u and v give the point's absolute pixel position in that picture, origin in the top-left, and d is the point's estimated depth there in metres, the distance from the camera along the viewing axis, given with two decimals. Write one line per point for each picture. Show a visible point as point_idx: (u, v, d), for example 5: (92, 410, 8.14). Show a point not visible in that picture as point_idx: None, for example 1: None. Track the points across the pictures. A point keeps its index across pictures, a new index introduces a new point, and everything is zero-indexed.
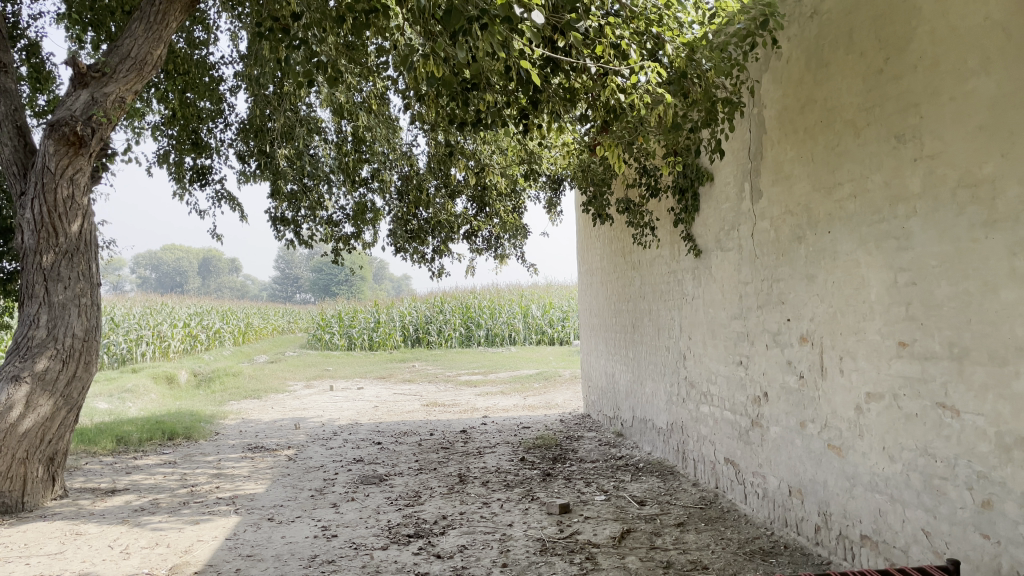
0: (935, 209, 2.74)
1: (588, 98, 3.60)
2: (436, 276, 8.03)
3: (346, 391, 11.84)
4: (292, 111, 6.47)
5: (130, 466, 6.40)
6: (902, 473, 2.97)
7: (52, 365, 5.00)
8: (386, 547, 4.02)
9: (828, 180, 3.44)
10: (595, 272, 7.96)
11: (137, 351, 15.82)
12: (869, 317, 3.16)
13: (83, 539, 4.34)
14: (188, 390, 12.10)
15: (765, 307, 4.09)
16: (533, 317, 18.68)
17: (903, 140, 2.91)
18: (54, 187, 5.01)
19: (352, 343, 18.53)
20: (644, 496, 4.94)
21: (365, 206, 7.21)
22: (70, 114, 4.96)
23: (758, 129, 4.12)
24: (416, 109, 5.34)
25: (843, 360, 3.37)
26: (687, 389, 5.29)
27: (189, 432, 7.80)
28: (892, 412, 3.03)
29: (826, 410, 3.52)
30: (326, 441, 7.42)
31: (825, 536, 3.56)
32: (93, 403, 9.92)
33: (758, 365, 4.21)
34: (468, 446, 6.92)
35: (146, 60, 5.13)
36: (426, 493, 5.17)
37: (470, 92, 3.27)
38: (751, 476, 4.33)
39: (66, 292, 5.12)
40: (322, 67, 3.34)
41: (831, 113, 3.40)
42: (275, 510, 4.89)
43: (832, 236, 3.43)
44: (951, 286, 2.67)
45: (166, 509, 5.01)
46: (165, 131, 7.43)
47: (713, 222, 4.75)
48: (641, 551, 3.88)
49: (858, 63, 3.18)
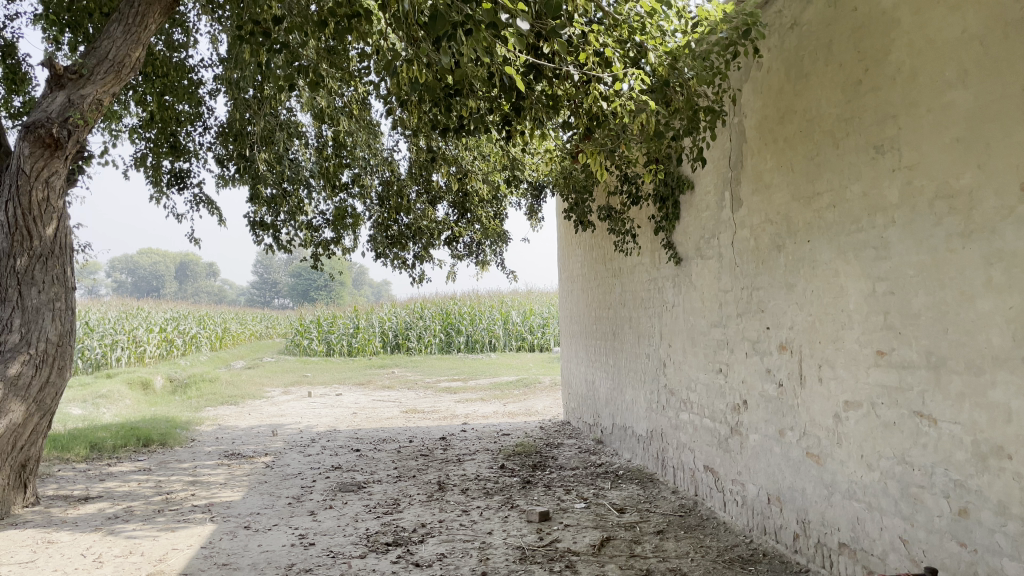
0: (913, 220, 2.77)
1: (571, 106, 3.61)
2: (417, 282, 8.00)
3: (325, 397, 11.77)
4: (272, 115, 6.43)
5: (104, 473, 6.31)
6: (880, 481, 2.99)
7: (25, 371, 4.91)
8: (364, 556, 3.99)
9: (807, 189, 3.47)
10: (575, 278, 7.98)
11: (112, 356, 15.61)
12: (848, 325, 3.18)
13: (55, 548, 4.26)
14: (164, 395, 11.96)
15: (745, 315, 4.11)
16: (513, 323, 18.74)
17: (882, 151, 2.93)
18: (29, 190, 4.93)
19: (331, 348, 18.43)
20: (623, 504, 4.94)
21: (346, 211, 7.18)
22: (45, 116, 4.90)
23: (738, 138, 4.14)
24: (398, 116, 5.33)
25: (822, 368, 3.38)
26: (667, 397, 5.30)
27: (164, 438, 7.70)
28: (870, 420, 3.05)
29: (805, 418, 3.54)
30: (304, 448, 7.36)
31: (803, 544, 3.57)
32: (67, 408, 9.78)
33: (737, 373, 4.23)
34: (448, 453, 6.89)
35: (124, 62, 5.08)
36: (405, 501, 5.14)
37: (452, 99, 3.27)
38: (730, 484, 4.35)
39: (40, 296, 5.05)
40: (303, 72, 3.32)
41: (810, 123, 3.43)
42: (252, 517, 4.83)
43: (811, 245, 3.45)
44: (928, 296, 2.69)
45: (140, 517, 4.94)
46: (142, 134, 7.36)
47: (693, 230, 4.78)
48: (620, 559, 3.88)
49: (837, 74, 3.21)
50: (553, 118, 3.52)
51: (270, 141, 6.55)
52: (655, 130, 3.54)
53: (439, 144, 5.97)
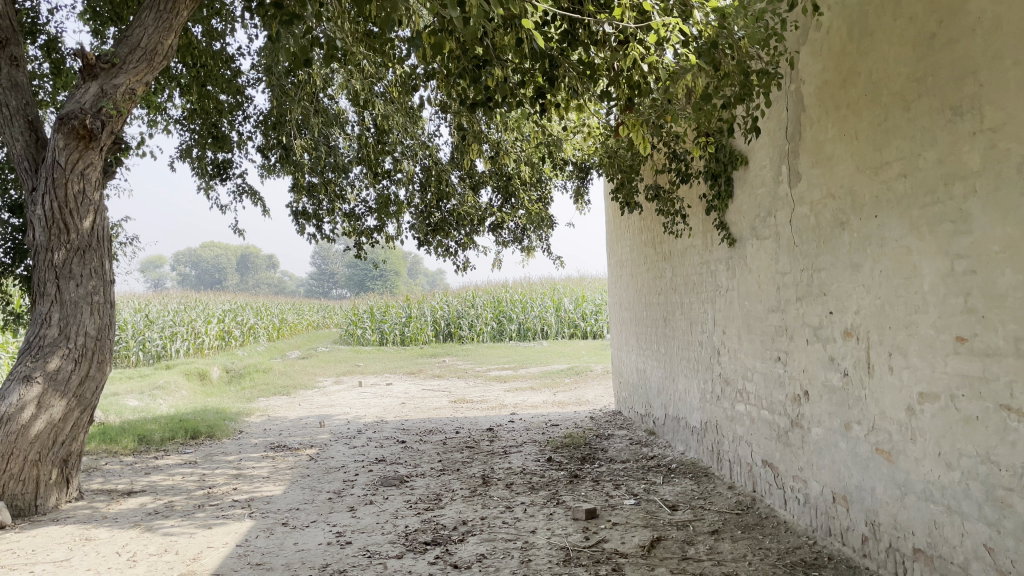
0: (998, 188, 2.44)
1: (610, 75, 3.30)
2: (462, 270, 7.82)
3: (374, 387, 11.70)
4: (309, 100, 6.29)
5: (149, 466, 6.27)
6: (961, 482, 2.68)
7: (64, 365, 4.87)
8: (401, 556, 3.80)
9: (874, 159, 3.14)
10: (624, 263, 7.67)
11: (172, 347, 15.84)
12: (922, 309, 2.86)
13: (92, 545, 4.19)
14: (220, 386, 12.05)
15: (806, 299, 3.79)
16: (565, 310, 18.52)
17: (960, 112, 2.61)
18: (65, 182, 4.85)
19: (384, 338, 18.43)
20: (676, 500, 4.67)
21: (389, 199, 6.97)
22: (79, 108, 4.79)
23: (795, 106, 3.81)
24: (431, 96, 5.15)
25: (892, 356, 3.07)
26: (722, 386, 5.00)
27: (211, 431, 7.65)
28: (948, 414, 2.73)
29: (873, 411, 3.23)
30: (350, 440, 7.24)
31: (873, 548, 3.27)
32: (125, 400, 9.88)
33: (797, 362, 3.92)
34: (494, 445, 6.69)
35: (156, 50, 4.93)
36: (447, 496, 4.96)
37: (481, 69, 3.00)
38: (791, 480, 4.05)
39: (78, 290, 4.98)
40: (319, 41, 3.07)
41: (877, 85, 3.10)
42: (290, 514, 4.71)
43: (879, 221, 3.13)
44: (1017, 274, 2.37)
45: (180, 513, 4.86)
46: (185, 125, 7.31)
47: (748, 208, 4.45)
48: (672, 562, 3.62)
49: (907, 29, 2.88)
50: (592, 88, 3.24)
51: (308, 127, 6.42)
52: (710, 93, 3.20)
53: (481, 126, 5.74)
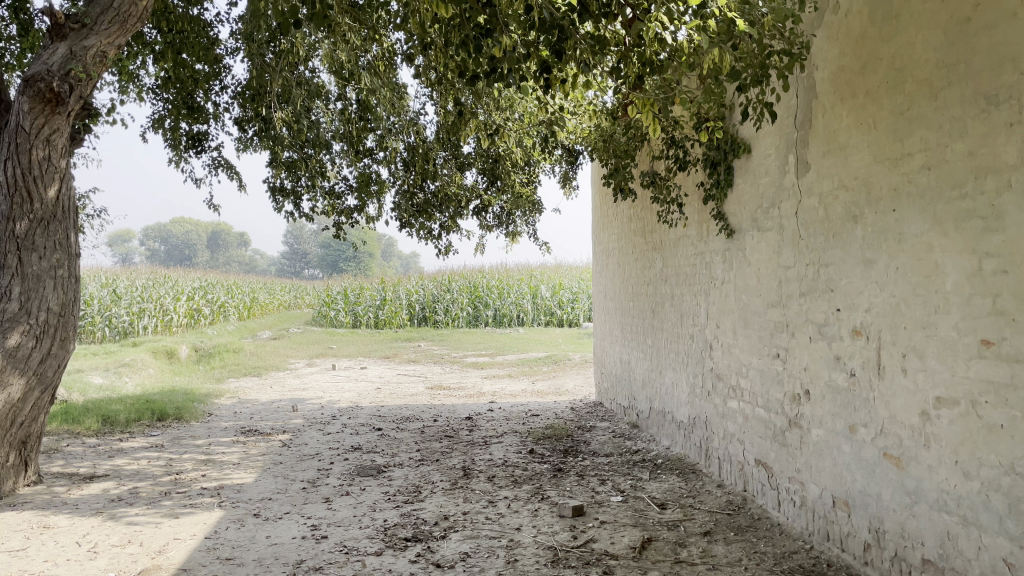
0: None
1: (620, 51, 3.11)
2: (445, 253, 7.61)
3: (348, 370, 11.45)
4: (290, 71, 6.03)
5: (113, 449, 6.01)
6: (980, 493, 2.54)
7: (25, 342, 4.56)
8: (380, 553, 3.61)
9: (894, 150, 2.98)
10: (611, 251, 7.52)
11: (139, 324, 15.43)
12: (943, 310, 2.71)
13: (50, 534, 3.95)
14: (188, 365, 11.72)
15: (810, 295, 3.64)
16: (542, 297, 18.37)
17: (996, 102, 2.45)
18: (28, 148, 4.55)
19: (357, 320, 18.13)
20: (664, 498, 4.53)
21: (370, 177, 6.71)
22: (45, 69, 4.49)
23: (807, 93, 3.65)
24: (421, 70, 4.92)
25: (906, 358, 2.92)
26: (713, 381, 4.86)
27: (179, 413, 7.38)
28: (969, 420, 2.59)
29: (882, 414, 3.09)
30: (324, 426, 7.02)
31: (876, 556, 3.14)
32: (89, 378, 9.54)
33: (799, 360, 3.78)
34: (474, 435, 6.52)
35: (130, 11, 4.68)
36: (427, 488, 4.77)
37: (485, 38, 2.79)
38: (786, 482, 3.92)
39: (41, 263, 4.69)
40: (307, 1, 2.84)
41: (900, 71, 2.94)
42: (262, 504, 4.49)
43: (897, 215, 2.97)
44: None
45: (145, 500, 4.62)
46: (159, 94, 7.00)
47: (749, 199, 4.30)
48: (665, 565, 3.47)
49: (938, 12, 2.71)
50: (599, 62, 3.05)
51: (289, 100, 6.16)
52: (725, 72, 3.02)
53: (472, 104, 5.52)
